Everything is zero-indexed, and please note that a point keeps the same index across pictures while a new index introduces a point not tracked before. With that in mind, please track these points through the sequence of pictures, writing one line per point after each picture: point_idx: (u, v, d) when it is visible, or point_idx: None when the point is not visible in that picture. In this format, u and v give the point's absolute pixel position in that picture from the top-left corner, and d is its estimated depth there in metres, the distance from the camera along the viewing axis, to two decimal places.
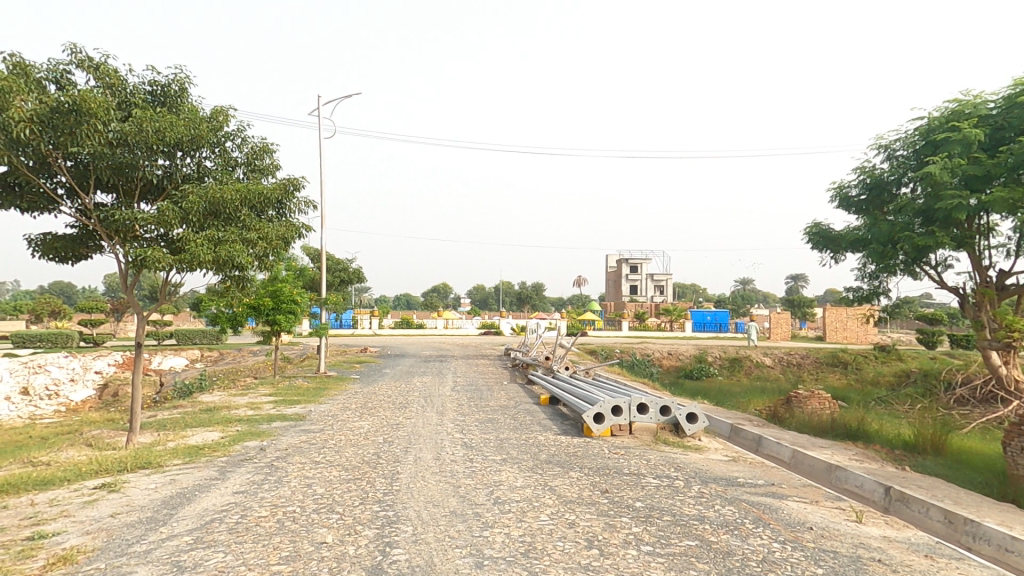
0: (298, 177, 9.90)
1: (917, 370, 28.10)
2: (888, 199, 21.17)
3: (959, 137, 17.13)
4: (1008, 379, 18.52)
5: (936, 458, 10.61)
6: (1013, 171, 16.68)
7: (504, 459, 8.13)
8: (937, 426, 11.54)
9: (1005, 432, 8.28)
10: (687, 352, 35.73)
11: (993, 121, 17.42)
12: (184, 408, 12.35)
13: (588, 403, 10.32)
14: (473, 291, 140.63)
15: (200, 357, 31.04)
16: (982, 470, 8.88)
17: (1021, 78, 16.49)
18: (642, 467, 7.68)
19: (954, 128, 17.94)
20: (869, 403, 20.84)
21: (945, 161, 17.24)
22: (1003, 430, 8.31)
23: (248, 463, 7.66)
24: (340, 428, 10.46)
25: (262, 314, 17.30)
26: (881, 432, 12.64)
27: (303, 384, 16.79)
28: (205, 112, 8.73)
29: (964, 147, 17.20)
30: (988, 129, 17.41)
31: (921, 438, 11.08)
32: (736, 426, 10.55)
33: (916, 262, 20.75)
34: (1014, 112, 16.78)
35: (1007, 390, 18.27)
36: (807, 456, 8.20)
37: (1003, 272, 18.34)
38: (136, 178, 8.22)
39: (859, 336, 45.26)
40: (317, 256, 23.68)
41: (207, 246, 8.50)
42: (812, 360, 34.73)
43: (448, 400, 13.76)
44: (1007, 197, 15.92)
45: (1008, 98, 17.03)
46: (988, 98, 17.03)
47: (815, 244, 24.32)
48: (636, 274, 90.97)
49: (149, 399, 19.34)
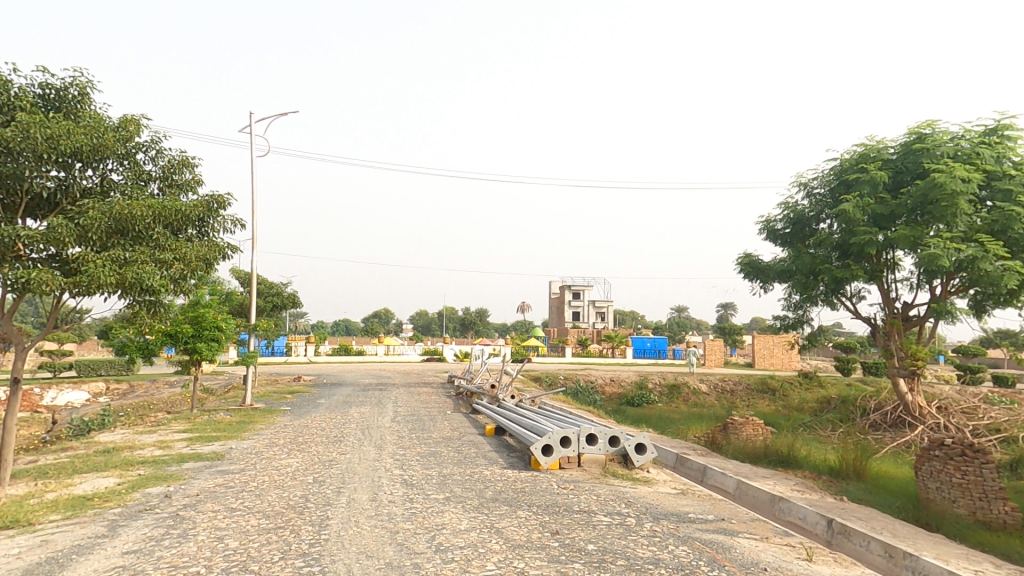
0: (222, 193, 9.16)
1: (838, 397, 29.79)
2: (809, 233, 22.55)
3: (867, 177, 18.50)
4: (914, 406, 19.76)
5: (866, 484, 10.99)
6: (913, 212, 18.16)
7: (447, 498, 7.55)
8: (862, 453, 12.00)
9: (918, 457, 8.49)
10: (628, 378, 36.19)
11: (895, 165, 18.98)
12: (76, 451, 10.87)
13: (535, 433, 9.95)
14: (416, 317, 138.45)
15: (106, 391, 28.08)
16: (907, 494, 9.21)
17: (916, 128, 18.18)
18: (593, 503, 7.32)
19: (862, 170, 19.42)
20: (797, 430, 21.74)
21: (857, 200, 18.54)
22: (916, 455, 8.53)
23: (147, 514, 6.64)
24: (263, 467, 9.48)
25: (179, 341, 15.80)
26: (810, 458, 13.04)
27: (224, 418, 15.35)
28: (111, 120, 7.89)
29: (873, 187, 18.56)
30: (891, 172, 18.96)
31: (845, 464, 11.47)
32: (681, 456, 10.50)
33: (835, 294, 22.09)
34: (911, 158, 18.41)
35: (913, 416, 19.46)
36: (750, 487, 8.17)
37: (908, 304, 19.81)
38: (21, 191, 7.22)
39: (784, 363, 47.77)
40: (246, 280, 22.17)
41: (110, 266, 7.56)
42: (744, 387, 36.08)
43: (386, 432, 12.96)
44: (909, 235, 17.22)
45: (905, 145, 18.69)
46: (890, 144, 18.61)
47: (745, 274, 25.48)
48: (578, 301, 92.53)
49: (38, 440, 17.07)
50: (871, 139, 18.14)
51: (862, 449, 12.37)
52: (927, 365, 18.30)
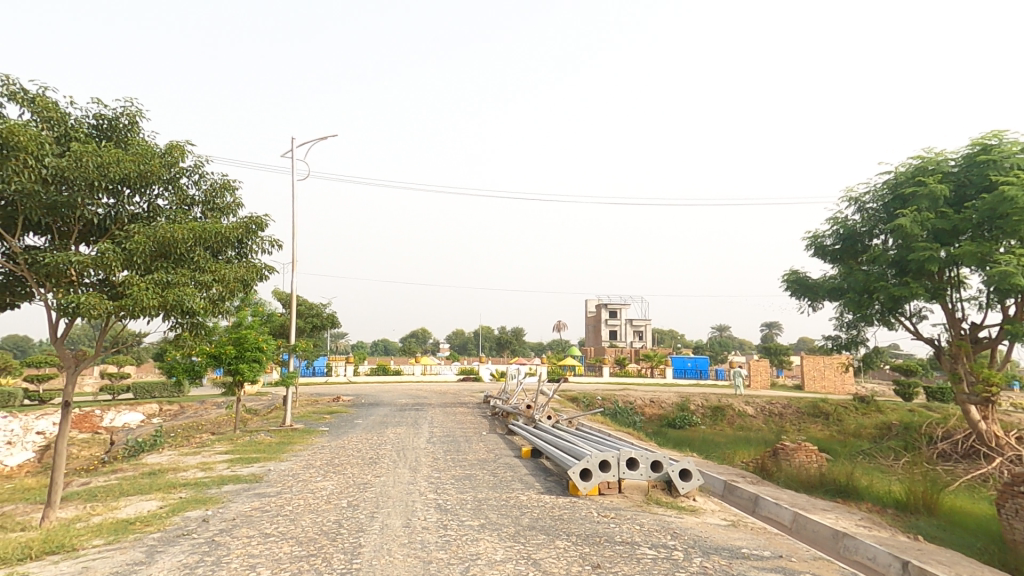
0: (260, 216, 9.36)
1: (900, 423, 27.86)
2: (861, 249, 21.48)
3: (926, 191, 17.44)
4: (990, 435, 18.20)
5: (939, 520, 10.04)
6: (979, 227, 16.99)
7: (482, 525, 7.28)
8: (932, 485, 11.02)
9: (998, 493, 7.66)
10: (669, 400, 35.03)
11: (956, 178, 17.87)
12: (125, 472, 11.17)
13: (573, 456, 9.57)
14: (453, 337, 139.60)
15: (159, 412, 29.16)
16: (989, 534, 8.33)
17: (979, 139, 17.11)
18: (635, 533, 6.90)
19: (920, 183, 18.37)
20: (856, 457, 20.38)
21: (914, 215, 17.53)
22: (996, 490, 7.69)
23: (184, 539, 6.64)
24: (299, 490, 9.45)
25: (223, 363, 16.22)
26: (872, 489, 12.10)
27: (265, 439, 15.57)
28: (158, 147, 8.18)
29: (932, 202, 17.46)
30: (952, 186, 17.88)
31: (915, 496, 10.57)
32: (729, 483, 9.90)
33: (893, 313, 20.85)
34: (975, 171, 17.33)
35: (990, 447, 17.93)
36: (810, 521, 7.57)
37: (977, 325, 18.47)
38: (74, 218, 7.53)
39: (837, 386, 45.40)
40: (286, 301, 22.71)
41: (153, 289, 7.80)
42: (795, 410, 34.32)
43: (421, 454, 12.80)
44: (975, 251, 16.07)
45: (968, 157, 17.60)
46: (950, 156, 17.56)
47: (793, 292, 24.40)
48: (615, 319, 91.09)
49: (98, 460, 17.77)
50: (928, 151, 17.18)
51: (932, 481, 11.38)
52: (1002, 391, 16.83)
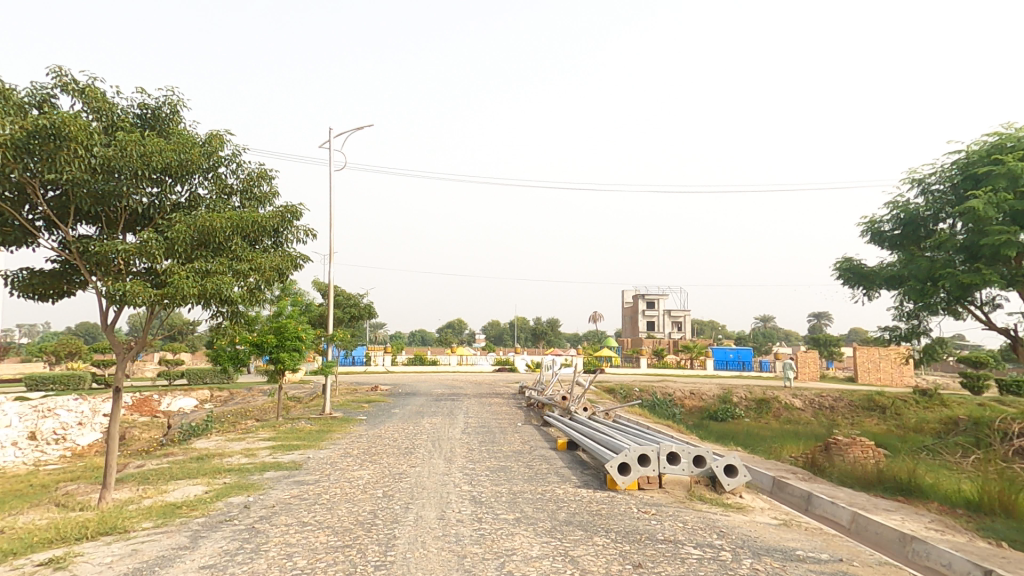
0: (296, 204, 9.39)
1: (965, 418, 26.15)
2: (924, 235, 20.22)
3: (1005, 170, 16.45)
4: None
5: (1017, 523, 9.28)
6: None
7: (518, 519, 7.09)
8: (1007, 485, 10.20)
9: None
10: (710, 391, 34.09)
11: None
12: (176, 456, 11.54)
13: (610, 450, 9.28)
14: (489, 329, 140.45)
15: (210, 398, 30.36)
16: None
17: None
18: (678, 532, 6.57)
19: (996, 162, 17.25)
20: (917, 454, 19.24)
21: (990, 195, 16.48)
22: None
23: (226, 526, 6.72)
24: (336, 479, 9.52)
25: (265, 351, 16.60)
26: (936, 487, 11.34)
27: (306, 427, 15.88)
28: (198, 136, 8.23)
29: (1011, 181, 16.45)
30: None
31: (988, 496, 9.82)
32: (779, 480, 9.43)
33: (959, 302, 19.53)
34: None
35: None
36: (872, 522, 7.10)
37: None
38: (120, 207, 7.65)
39: (894, 379, 43.24)
40: (325, 291, 23.06)
41: (193, 278, 7.91)
42: (846, 403, 32.76)
43: (456, 444, 12.74)
44: None
45: None
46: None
47: (846, 280, 23.19)
48: (653, 310, 89.47)
49: (158, 443, 18.58)
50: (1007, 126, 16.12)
51: (1006, 479, 10.55)
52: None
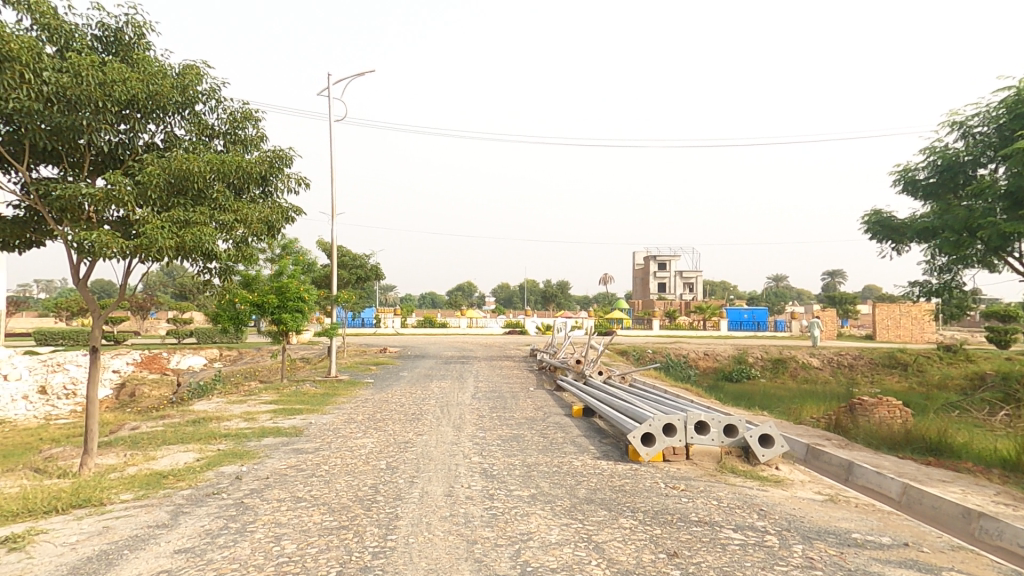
0: (286, 150, 8.55)
1: (992, 373, 25.30)
2: (963, 182, 18.89)
3: None
4: None
5: None
6: None
7: (533, 496, 6.41)
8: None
9: None
10: (725, 352, 33.37)
11: None
12: (173, 418, 11.05)
13: (632, 420, 8.54)
14: (499, 292, 140.54)
15: (219, 357, 30.24)
16: None
17: None
18: (714, 511, 5.81)
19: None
20: (943, 412, 18.53)
21: None
22: None
23: (212, 500, 6.11)
24: (338, 447, 8.93)
25: (266, 312, 15.93)
26: (967, 447, 10.66)
27: (311, 390, 15.37)
28: (173, 68, 7.32)
29: None
30: None
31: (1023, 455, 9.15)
32: (814, 448, 8.69)
33: (996, 254, 18.38)
34: None
35: None
36: (926, 495, 6.30)
37: None
38: (82, 145, 6.80)
39: (913, 335, 42.20)
40: (329, 251, 22.25)
41: (170, 228, 7.13)
42: (866, 361, 31.96)
43: (466, 410, 12.15)
44: None
45: None
46: None
47: (874, 234, 21.95)
48: (664, 271, 88.24)
49: (166, 401, 18.36)
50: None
51: None
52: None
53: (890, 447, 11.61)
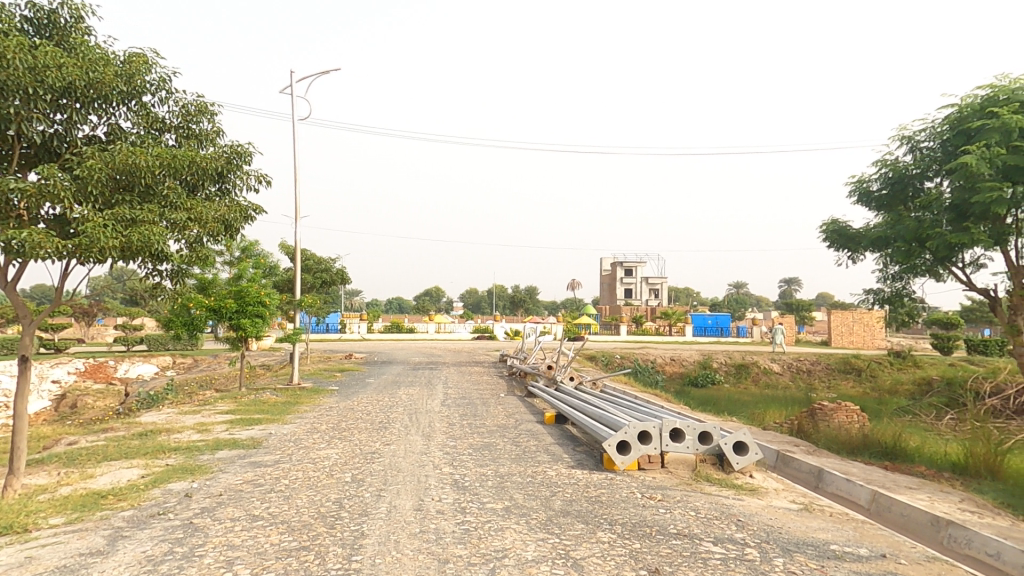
0: (244, 146, 8.14)
1: (939, 378, 26.49)
2: (912, 194, 19.70)
3: (997, 124, 15.94)
4: None
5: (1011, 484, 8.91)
6: None
7: (507, 509, 6.15)
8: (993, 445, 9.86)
9: None
10: (691, 357, 33.90)
11: None
12: (116, 432, 10.27)
13: (607, 427, 8.39)
14: (467, 297, 139.79)
15: (172, 365, 28.79)
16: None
17: None
18: (692, 523, 5.66)
19: (989, 116, 16.73)
20: (897, 417, 19.21)
21: (983, 150, 15.97)
22: None
23: (156, 522, 5.60)
24: (299, 459, 8.44)
25: (223, 317, 15.15)
26: (921, 450, 11.00)
27: (271, 398, 14.68)
28: (117, 54, 6.80)
29: (1003, 135, 15.97)
30: None
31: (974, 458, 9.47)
32: (784, 454, 8.72)
33: (944, 263, 19.22)
34: None
35: None
36: (896, 503, 6.32)
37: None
38: (12, 135, 6.23)
39: (865, 341, 43.91)
40: (292, 255, 21.47)
41: (113, 226, 6.56)
42: (824, 366, 32.99)
43: (435, 418, 11.79)
44: None
45: None
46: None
47: (831, 242, 22.65)
48: (631, 277, 89.54)
49: (112, 412, 17.26)
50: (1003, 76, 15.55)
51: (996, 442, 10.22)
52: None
53: (849, 451, 11.86)
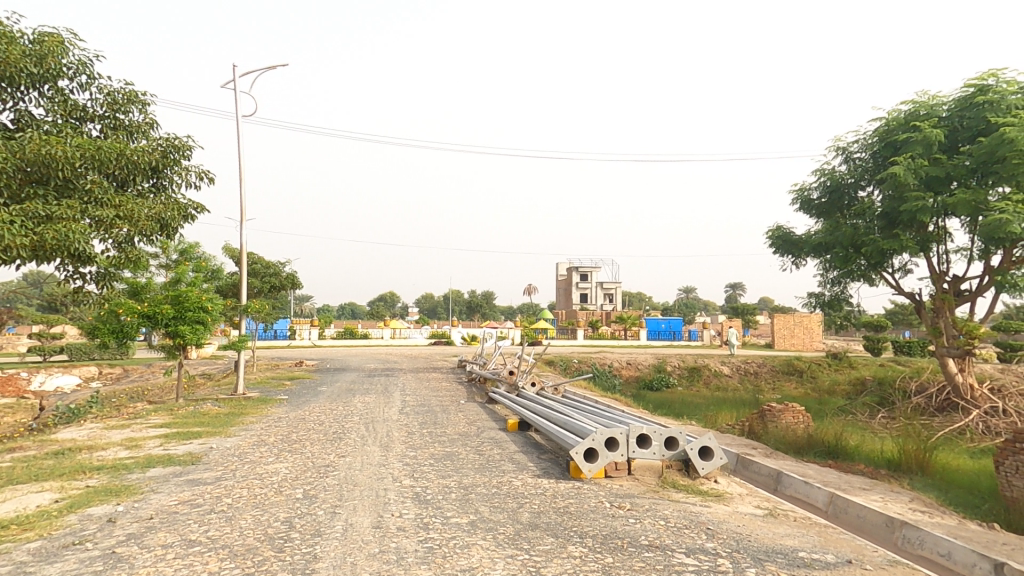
0: (181, 138, 8.53)
1: (873, 378, 28.05)
2: (847, 202, 20.74)
3: (920, 137, 16.99)
4: (966, 388, 18.78)
5: (946, 480, 9.37)
6: (973, 173, 16.57)
7: (472, 524, 5.84)
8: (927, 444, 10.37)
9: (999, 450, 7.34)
10: (645, 361, 34.47)
11: (949, 122, 17.35)
12: (29, 450, 9.26)
13: (573, 434, 8.23)
14: (423, 302, 137.95)
15: (99, 376, 26.66)
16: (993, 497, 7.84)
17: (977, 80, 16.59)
18: (663, 533, 5.53)
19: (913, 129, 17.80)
20: (838, 416, 20.12)
21: (909, 161, 16.98)
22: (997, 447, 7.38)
23: (71, 553, 4.96)
24: (244, 475, 7.82)
25: (158, 324, 14.09)
26: (861, 449, 11.48)
27: (212, 409, 13.75)
28: (35, 48, 7.82)
29: (925, 148, 17.03)
30: (946, 130, 17.39)
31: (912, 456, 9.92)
32: (743, 457, 8.81)
33: (877, 268, 20.33)
34: (970, 113, 16.85)
35: (966, 400, 18.49)
36: (852, 505, 6.42)
37: (958, 278, 18.35)
38: None
39: (806, 343, 46.06)
40: (237, 258, 20.37)
41: (22, 224, 6.41)
42: (769, 368, 34.29)
43: (393, 426, 11.31)
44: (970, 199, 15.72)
45: (962, 100, 17.09)
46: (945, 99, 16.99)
47: (776, 248, 23.57)
48: (586, 282, 90.80)
49: (27, 428, 15.70)
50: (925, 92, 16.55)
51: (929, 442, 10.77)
52: (984, 342, 17.49)
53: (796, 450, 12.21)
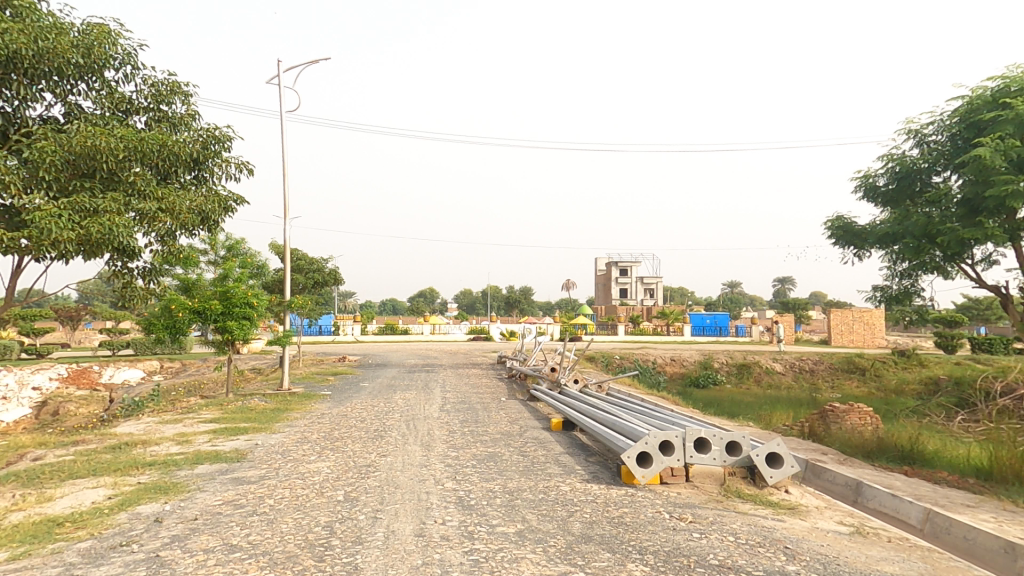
0: (223, 131, 8.59)
1: (946, 377, 26.04)
2: (920, 189, 19.17)
3: (1011, 116, 15.42)
4: None
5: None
6: None
7: (521, 534, 5.43)
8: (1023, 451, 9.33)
9: None
10: (691, 357, 33.27)
11: None
12: (87, 444, 9.45)
13: (624, 436, 7.70)
14: (462, 298, 139.11)
15: (159, 369, 27.84)
16: None
17: None
18: (734, 551, 4.96)
19: (1001, 108, 16.20)
20: (907, 417, 18.66)
21: (996, 142, 15.45)
22: None
23: (116, 555, 4.84)
24: (286, 474, 7.67)
25: (208, 320, 14.31)
26: (938, 454, 10.49)
27: (259, 405, 13.88)
28: (82, 41, 7.98)
29: (1017, 127, 15.45)
30: None
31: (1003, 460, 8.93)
32: (814, 464, 8.09)
33: (954, 260, 18.71)
34: None
35: None
36: (956, 525, 5.68)
37: None
38: None
39: (866, 340, 43.50)
40: (282, 255, 20.72)
41: (69, 217, 6.47)
42: (826, 366, 32.43)
43: (434, 425, 11.04)
44: None
45: None
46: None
47: (837, 239, 22.12)
48: (626, 277, 89.09)
49: (94, 420, 16.38)
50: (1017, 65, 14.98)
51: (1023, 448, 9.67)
52: None
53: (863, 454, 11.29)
